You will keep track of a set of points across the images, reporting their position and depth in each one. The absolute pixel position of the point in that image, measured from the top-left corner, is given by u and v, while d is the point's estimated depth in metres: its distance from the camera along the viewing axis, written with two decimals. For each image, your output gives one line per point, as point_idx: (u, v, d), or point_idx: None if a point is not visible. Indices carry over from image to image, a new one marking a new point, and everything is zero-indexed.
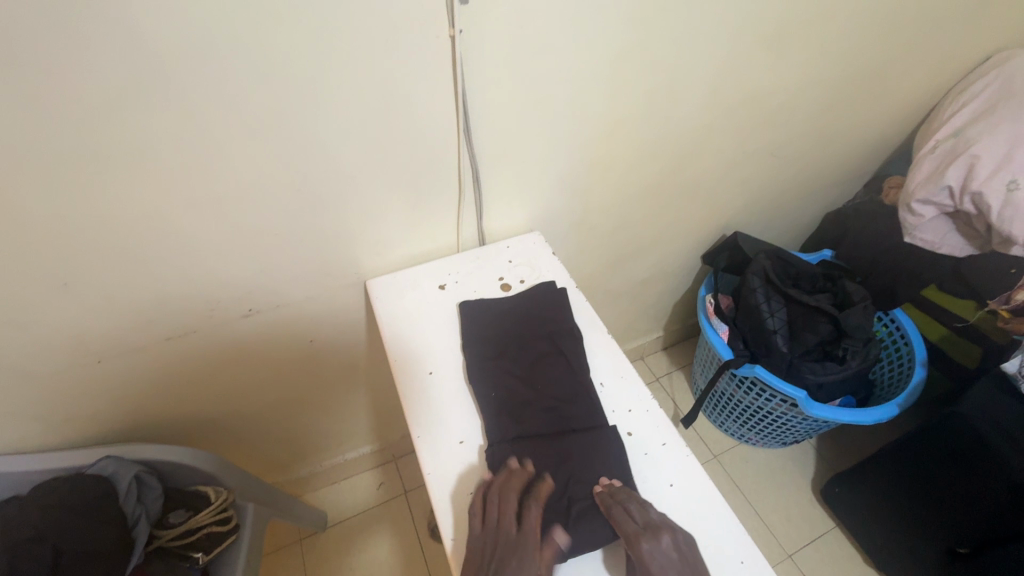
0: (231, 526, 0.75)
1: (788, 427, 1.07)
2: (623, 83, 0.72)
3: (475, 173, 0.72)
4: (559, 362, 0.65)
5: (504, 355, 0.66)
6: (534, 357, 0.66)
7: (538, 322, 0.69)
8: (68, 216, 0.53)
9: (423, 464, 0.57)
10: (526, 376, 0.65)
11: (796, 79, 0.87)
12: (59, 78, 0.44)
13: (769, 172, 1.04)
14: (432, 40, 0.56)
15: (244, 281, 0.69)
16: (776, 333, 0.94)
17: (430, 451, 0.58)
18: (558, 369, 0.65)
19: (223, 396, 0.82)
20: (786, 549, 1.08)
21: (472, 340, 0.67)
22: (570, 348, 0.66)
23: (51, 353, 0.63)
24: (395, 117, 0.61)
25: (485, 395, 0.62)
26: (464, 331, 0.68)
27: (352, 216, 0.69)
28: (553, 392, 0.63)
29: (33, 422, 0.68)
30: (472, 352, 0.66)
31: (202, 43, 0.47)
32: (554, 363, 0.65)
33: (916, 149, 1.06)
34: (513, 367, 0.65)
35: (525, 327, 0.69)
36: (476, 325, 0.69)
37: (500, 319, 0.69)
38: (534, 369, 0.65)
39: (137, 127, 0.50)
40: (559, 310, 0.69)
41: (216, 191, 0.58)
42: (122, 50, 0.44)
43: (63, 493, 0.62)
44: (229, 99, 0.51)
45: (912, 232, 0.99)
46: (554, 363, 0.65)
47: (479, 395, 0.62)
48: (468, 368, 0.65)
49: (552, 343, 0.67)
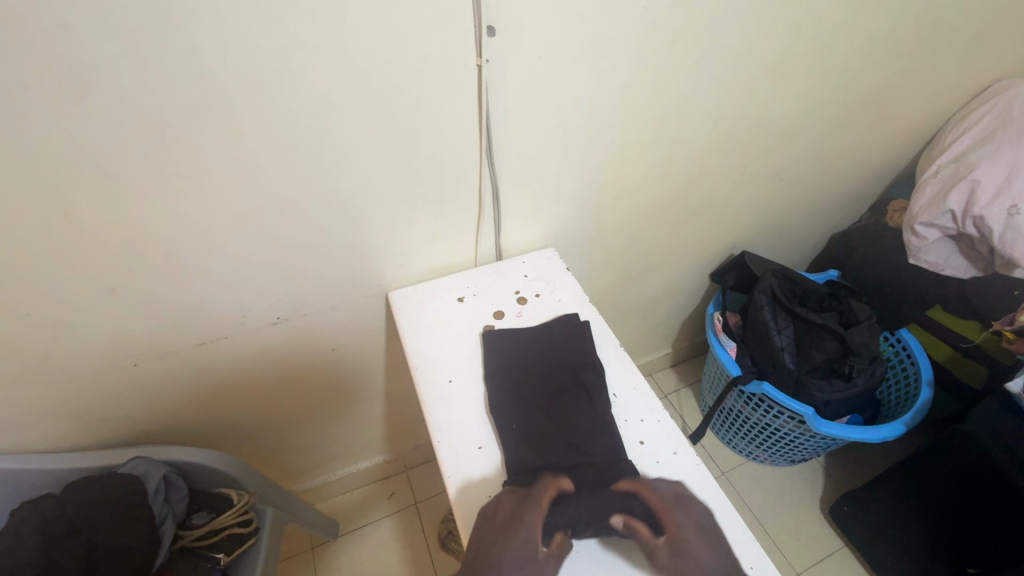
0: (251, 528, 0.77)
1: (796, 445, 1.09)
2: (636, 108, 0.76)
3: (494, 191, 0.76)
4: (579, 392, 0.66)
5: (524, 381, 0.67)
6: (554, 385, 0.67)
7: (558, 350, 0.70)
8: (121, 225, 0.57)
9: (442, 468, 0.60)
10: (546, 403, 0.65)
11: (801, 105, 0.91)
12: (125, 99, 0.48)
13: (775, 193, 1.08)
14: (460, 68, 0.60)
15: (274, 290, 0.73)
16: (783, 350, 0.96)
17: (450, 457, 0.60)
18: (578, 397, 0.65)
19: (246, 401, 0.85)
20: (794, 567, 1.08)
21: (493, 363, 0.69)
22: (590, 376, 0.66)
23: (94, 354, 0.67)
24: (423, 138, 0.65)
25: (501, 403, 0.64)
26: (485, 352, 0.70)
27: (378, 230, 0.73)
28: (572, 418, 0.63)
29: (70, 421, 0.72)
30: (491, 374, 0.68)
31: (254, 70, 0.51)
32: (572, 391, 0.66)
33: (919, 173, 1.10)
34: (532, 393, 0.66)
35: (545, 354, 0.70)
36: (496, 346, 0.71)
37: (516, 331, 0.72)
38: (554, 399, 0.66)
39: (190, 145, 0.54)
40: (581, 336, 0.71)
41: (255, 204, 0.62)
42: (183, 76, 0.49)
43: (98, 489, 0.66)
44: (272, 119, 0.56)
45: (915, 254, 1.02)
46: (573, 392, 0.66)
47: (495, 403, 0.64)
48: (485, 377, 0.67)
49: (573, 372, 0.68)
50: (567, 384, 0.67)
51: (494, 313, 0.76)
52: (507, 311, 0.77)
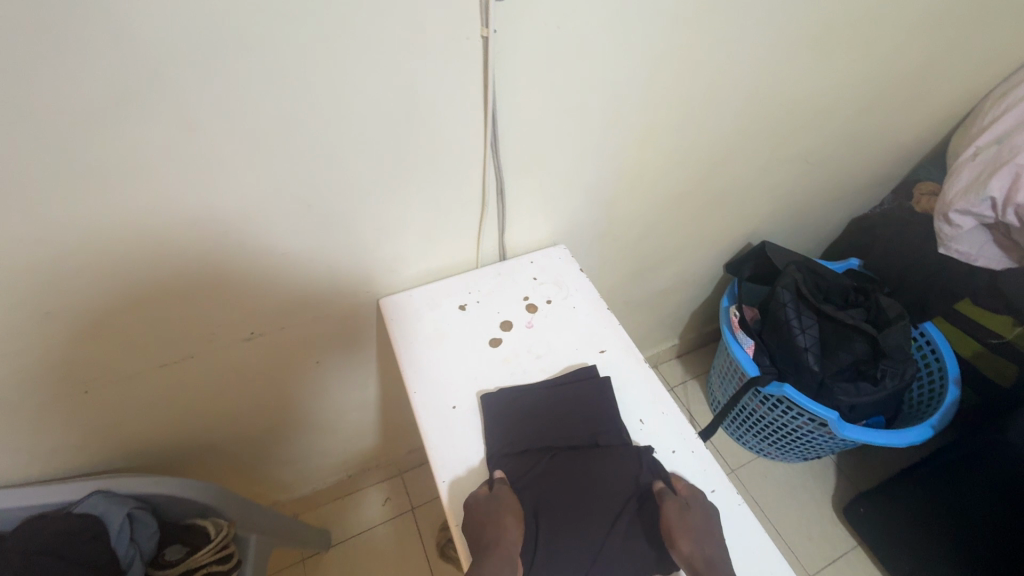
0: (231, 563, 0.70)
1: (812, 445, 1.03)
2: (660, 88, 0.66)
3: (498, 185, 0.66)
4: (612, 473, 0.54)
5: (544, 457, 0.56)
6: (579, 459, 0.55)
7: (583, 414, 0.58)
8: (51, 238, 0.47)
9: (450, 515, 0.52)
10: (569, 480, 0.53)
11: (838, 82, 0.81)
12: (38, 83, 0.38)
13: (800, 178, 0.99)
14: (460, 41, 0.49)
15: (247, 301, 0.63)
16: (807, 351, 0.89)
17: (459, 504, 0.53)
18: (612, 480, 0.53)
19: (221, 418, 0.76)
20: (807, 568, 1.04)
21: (505, 418, 0.58)
22: (626, 455, 0.55)
23: (35, 383, 0.57)
24: (418, 126, 0.55)
25: (499, 434, 0.57)
26: (494, 400, 0.59)
27: (365, 232, 0.63)
28: (603, 501, 0.52)
29: (16, 452, 0.63)
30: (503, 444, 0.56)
31: (203, 45, 0.41)
32: (609, 474, 0.54)
33: (953, 155, 1.01)
34: (552, 472, 0.54)
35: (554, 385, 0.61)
36: (508, 396, 0.60)
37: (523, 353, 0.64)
38: (579, 476, 0.54)
39: (128, 139, 0.44)
40: (606, 404, 0.59)
41: (217, 207, 0.52)
42: (109, 51, 0.39)
43: (48, 537, 0.57)
44: (231, 105, 0.45)
45: (946, 243, 0.95)
46: (609, 473, 0.54)
47: (492, 433, 0.57)
48: (487, 402, 0.59)
49: (606, 452, 0.55)
50: (595, 460, 0.55)
51: (501, 323, 0.67)
52: (515, 321, 0.68)
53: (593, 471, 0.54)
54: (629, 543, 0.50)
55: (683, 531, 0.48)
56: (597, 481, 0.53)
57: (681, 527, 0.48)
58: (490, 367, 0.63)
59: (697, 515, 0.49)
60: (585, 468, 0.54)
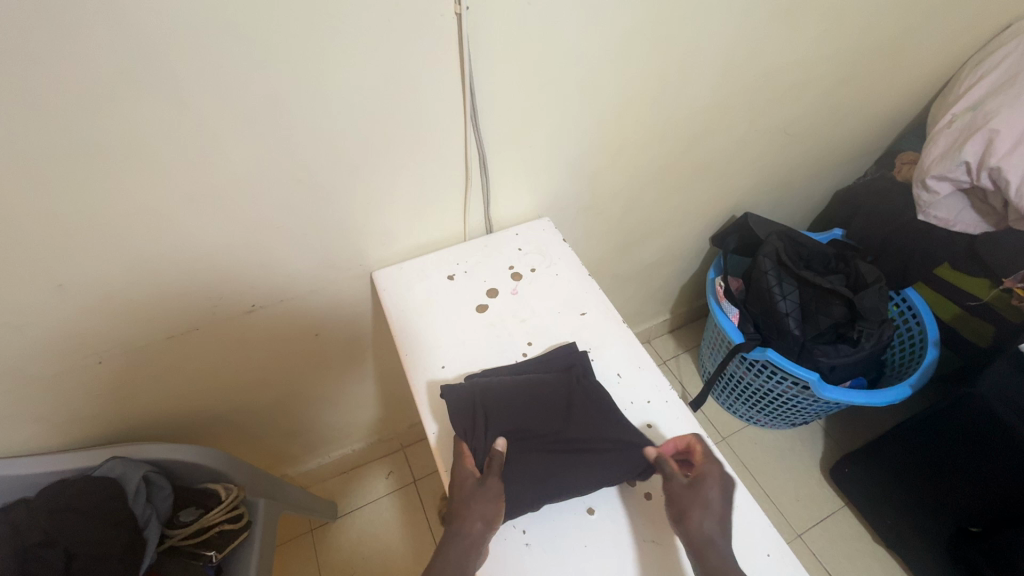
0: (243, 523, 0.75)
1: (798, 409, 1.06)
2: (633, 63, 0.69)
3: (481, 160, 0.70)
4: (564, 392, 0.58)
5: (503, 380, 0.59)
6: (548, 394, 0.58)
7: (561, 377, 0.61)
8: (61, 215, 0.51)
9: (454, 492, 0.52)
10: (523, 398, 0.57)
11: (811, 54, 0.83)
12: (41, 67, 0.42)
13: (780, 150, 1.02)
14: (435, 19, 0.53)
15: (247, 275, 0.67)
16: (788, 316, 0.92)
17: (448, 450, 0.57)
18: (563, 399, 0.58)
19: (226, 390, 0.80)
20: (795, 529, 1.08)
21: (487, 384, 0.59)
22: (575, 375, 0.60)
23: (51, 355, 0.61)
24: (400, 103, 0.58)
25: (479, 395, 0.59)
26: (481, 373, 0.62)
27: (356, 207, 0.67)
28: (557, 417, 0.57)
29: (36, 424, 0.67)
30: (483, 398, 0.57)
31: (194, 25, 0.44)
32: (558, 392, 0.58)
33: (931, 124, 1.04)
34: (511, 391, 0.58)
35: (538, 358, 0.64)
36: (490, 368, 0.63)
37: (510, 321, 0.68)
38: (548, 414, 0.57)
39: (127, 120, 0.47)
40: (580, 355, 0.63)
41: (214, 183, 0.56)
42: (107, 36, 0.42)
43: (72, 495, 0.61)
44: (225, 87, 0.49)
45: (925, 210, 0.98)
46: (559, 393, 0.58)
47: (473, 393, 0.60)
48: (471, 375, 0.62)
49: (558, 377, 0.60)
50: (549, 385, 0.59)
51: (487, 291, 0.71)
52: (501, 288, 0.71)
53: (544, 392, 0.58)
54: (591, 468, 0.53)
55: (690, 506, 0.50)
56: (549, 400, 0.58)
57: (688, 504, 0.50)
58: (477, 331, 0.67)
59: (706, 494, 0.50)
60: (537, 389, 0.58)
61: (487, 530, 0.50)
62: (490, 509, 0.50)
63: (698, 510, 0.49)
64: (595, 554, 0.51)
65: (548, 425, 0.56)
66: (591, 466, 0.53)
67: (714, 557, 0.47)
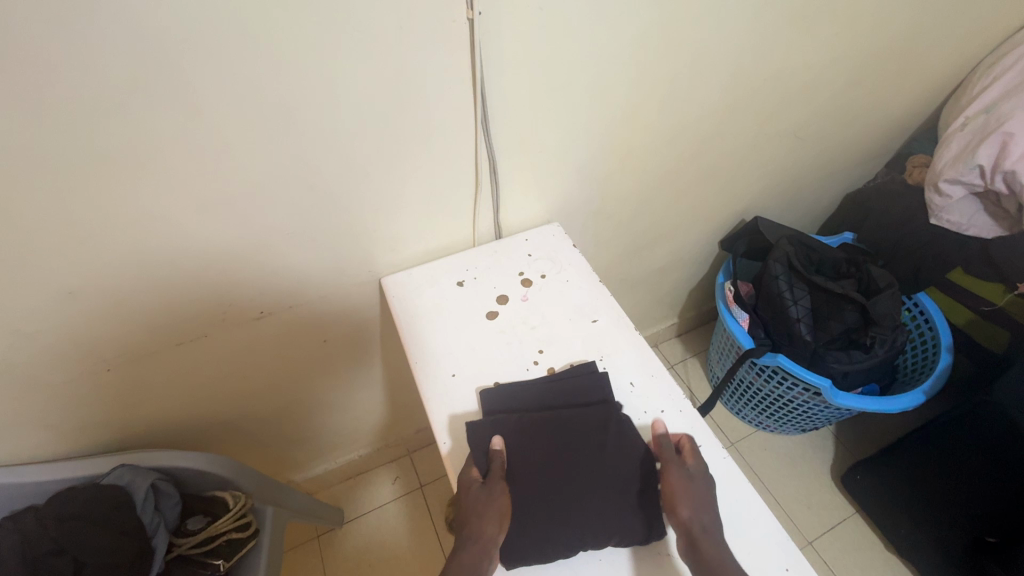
0: (251, 531, 0.74)
1: (809, 415, 1.05)
2: (645, 66, 0.68)
3: (491, 165, 0.69)
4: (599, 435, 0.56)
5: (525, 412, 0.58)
6: (570, 426, 0.56)
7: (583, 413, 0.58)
8: (71, 223, 0.51)
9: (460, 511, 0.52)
10: (553, 441, 0.56)
11: (823, 56, 0.82)
12: (52, 74, 0.41)
13: (790, 153, 1.01)
14: (447, 24, 0.52)
15: (255, 282, 0.67)
16: (800, 322, 0.92)
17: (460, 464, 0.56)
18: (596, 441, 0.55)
19: (233, 398, 0.80)
20: (805, 536, 1.07)
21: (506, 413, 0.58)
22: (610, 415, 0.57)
23: (61, 362, 0.61)
24: (409, 108, 0.57)
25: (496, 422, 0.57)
26: (494, 395, 0.60)
27: (365, 213, 0.66)
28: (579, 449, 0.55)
29: (44, 430, 0.67)
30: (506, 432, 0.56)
31: (204, 31, 0.44)
32: (592, 433, 0.56)
33: (943, 126, 1.02)
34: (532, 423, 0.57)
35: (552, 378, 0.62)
36: (508, 394, 0.60)
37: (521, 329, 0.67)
38: (570, 448, 0.55)
39: (136, 127, 0.47)
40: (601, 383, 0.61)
41: (223, 190, 0.55)
42: (118, 43, 0.42)
43: (79, 504, 0.61)
44: (235, 92, 0.48)
45: (937, 213, 0.97)
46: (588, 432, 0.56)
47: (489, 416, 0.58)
48: (484, 394, 0.60)
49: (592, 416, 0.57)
50: (581, 427, 0.56)
51: (497, 297, 0.70)
52: (511, 294, 0.71)
53: (577, 435, 0.56)
54: (607, 511, 0.52)
55: (683, 498, 0.51)
56: (581, 442, 0.55)
57: (683, 498, 0.51)
58: (488, 339, 0.66)
59: (699, 486, 0.52)
60: (568, 430, 0.56)
61: (497, 531, 0.50)
62: (496, 515, 0.51)
63: (693, 502, 0.51)
64: (609, 568, 0.51)
65: (578, 470, 0.54)
66: (613, 522, 0.51)
67: (711, 543, 0.49)
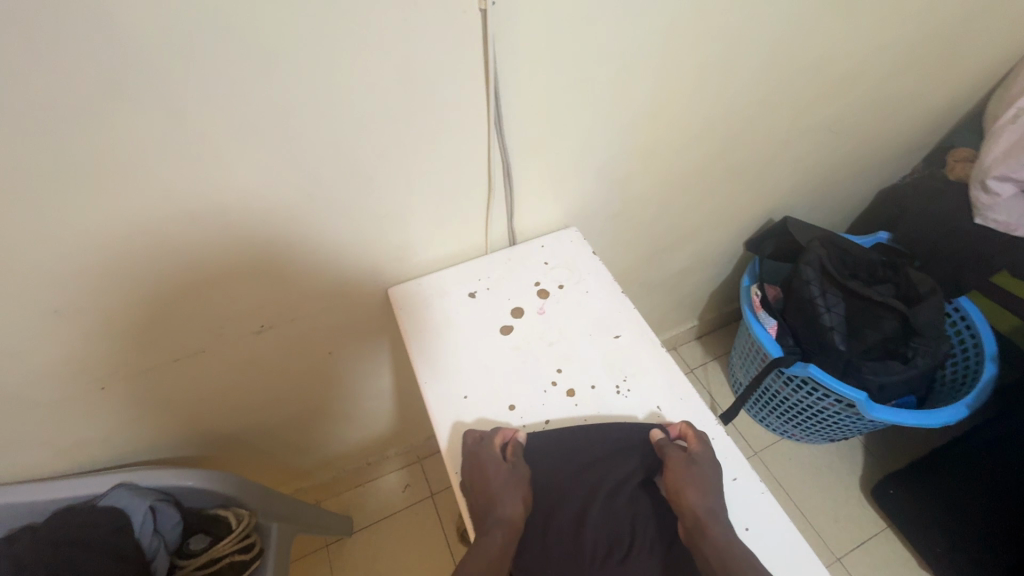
0: (255, 552, 0.70)
1: (839, 426, 0.99)
2: (672, 57, 0.62)
3: (505, 168, 0.64)
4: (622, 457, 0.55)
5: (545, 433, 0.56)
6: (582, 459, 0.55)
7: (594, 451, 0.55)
8: (55, 241, 0.47)
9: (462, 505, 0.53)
10: (575, 484, 0.54)
11: (863, 44, 0.76)
12: (24, 85, 0.37)
13: (823, 149, 0.94)
14: (457, 16, 0.47)
15: (255, 295, 0.63)
16: (833, 330, 0.86)
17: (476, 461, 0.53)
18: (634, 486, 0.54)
19: (236, 411, 0.77)
20: (833, 552, 1.02)
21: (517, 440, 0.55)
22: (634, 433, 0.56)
23: (53, 380, 0.58)
24: (415, 109, 0.53)
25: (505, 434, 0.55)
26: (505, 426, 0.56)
27: (370, 221, 0.62)
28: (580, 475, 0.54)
29: (41, 448, 0.65)
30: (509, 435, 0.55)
31: (192, 27, 0.39)
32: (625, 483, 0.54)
33: (989, 118, 0.95)
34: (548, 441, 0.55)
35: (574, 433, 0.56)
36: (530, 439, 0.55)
37: (538, 348, 0.63)
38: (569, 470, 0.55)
39: (120, 138, 0.43)
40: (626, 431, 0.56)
41: (218, 203, 0.52)
42: (95, 45, 0.37)
43: (74, 529, 0.59)
44: (224, 98, 0.44)
45: (983, 213, 0.90)
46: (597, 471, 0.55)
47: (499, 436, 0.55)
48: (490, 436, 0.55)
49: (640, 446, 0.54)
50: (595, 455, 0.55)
51: (512, 310, 0.66)
52: (526, 307, 0.66)
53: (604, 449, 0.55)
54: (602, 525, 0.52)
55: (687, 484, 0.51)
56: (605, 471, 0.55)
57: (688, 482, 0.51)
58: (502, 357, 0.62)
59: (704, 470, 0.51)
60: (601, 470, 0.55)
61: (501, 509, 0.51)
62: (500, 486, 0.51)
63: (692, 486, 0.50)
64: None
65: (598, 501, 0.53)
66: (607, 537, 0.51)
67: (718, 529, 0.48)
